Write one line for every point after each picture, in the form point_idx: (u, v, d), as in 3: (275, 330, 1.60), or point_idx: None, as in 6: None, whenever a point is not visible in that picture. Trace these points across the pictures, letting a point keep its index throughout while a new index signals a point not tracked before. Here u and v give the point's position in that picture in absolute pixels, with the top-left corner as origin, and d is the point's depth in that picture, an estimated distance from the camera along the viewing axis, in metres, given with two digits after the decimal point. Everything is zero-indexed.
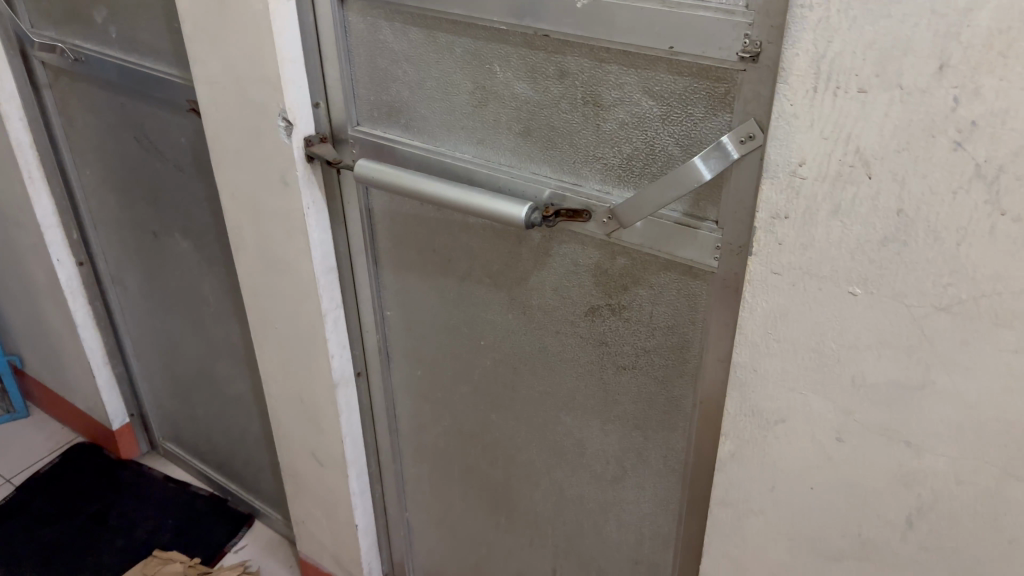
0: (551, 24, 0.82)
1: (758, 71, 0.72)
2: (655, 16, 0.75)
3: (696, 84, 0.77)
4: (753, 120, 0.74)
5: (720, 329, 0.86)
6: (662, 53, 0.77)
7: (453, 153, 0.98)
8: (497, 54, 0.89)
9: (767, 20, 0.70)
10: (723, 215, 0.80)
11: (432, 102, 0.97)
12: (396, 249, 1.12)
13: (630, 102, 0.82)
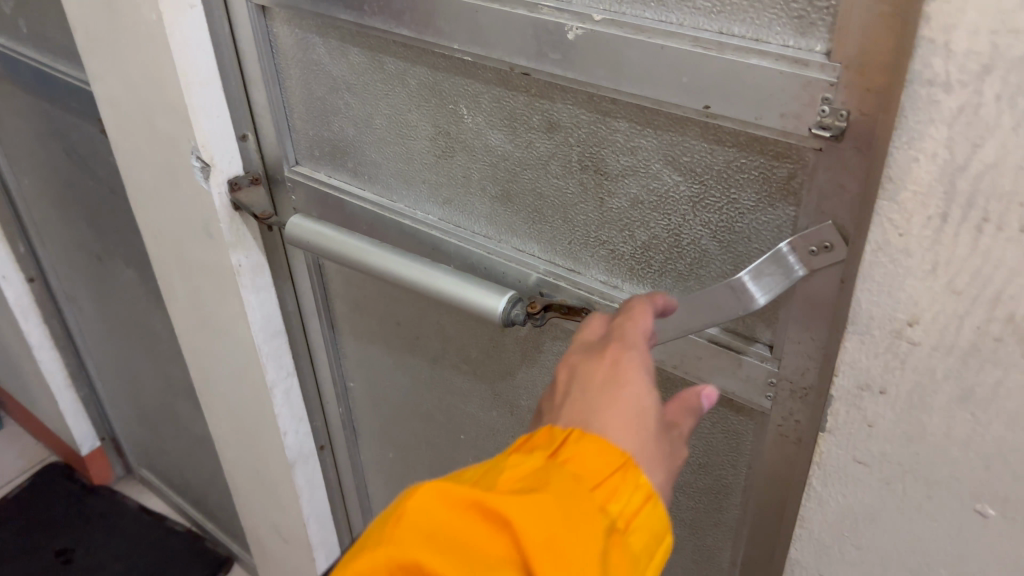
0: (534, 61, 0.56)
1: (842, 153, 0.47)
2: (685, 61, 0.49)
3: (744, 160, 0.52)
4: (834, 223, 0.49)
5: (766, 483, 0.61)
6: (693, 113, 0.51)
7: (414, 211, 0.74)
8: (463, 92, 0.63)
9: (862, 81, 0.44)
10: (781, 343, 0.55)
11: (384, 146, 0.72)
12: (357, 314, 0.89)
13: (647, 174, 0.57)
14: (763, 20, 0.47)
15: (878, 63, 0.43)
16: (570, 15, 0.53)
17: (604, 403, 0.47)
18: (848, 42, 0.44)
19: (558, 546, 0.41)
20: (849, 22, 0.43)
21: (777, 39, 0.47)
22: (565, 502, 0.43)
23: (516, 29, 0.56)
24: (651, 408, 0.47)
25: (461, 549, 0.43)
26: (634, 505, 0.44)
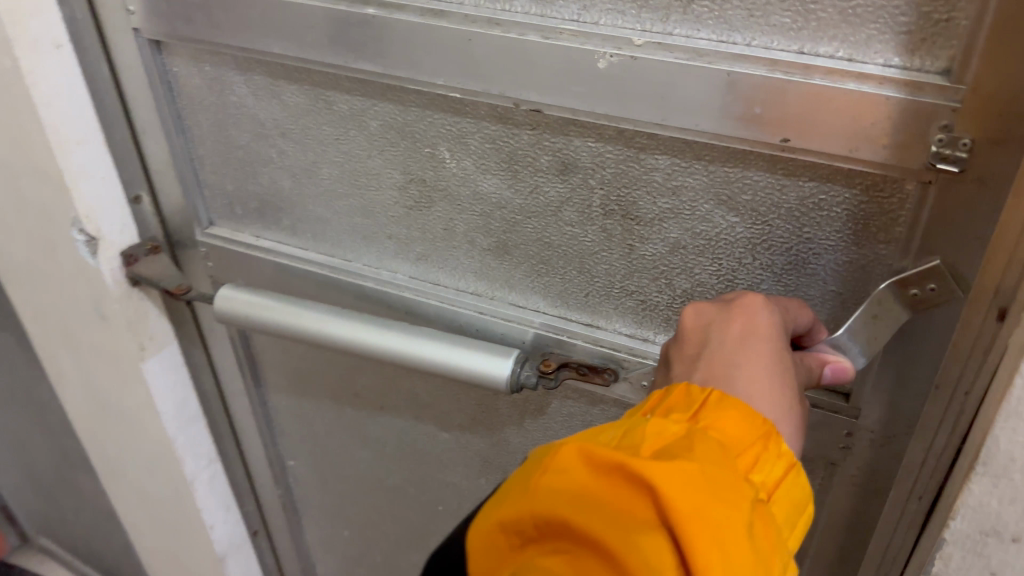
0: (547, 95, 0.46)
1: (960, 187, 0.40)
2: (756, 91, 0.41)
3: (824, 196, 0.44)
4: (940, 261, 0.42)
5: (843, 532, 0.56)
6: (764, 148, 0.43)
7: (377, 270, 0.63)
8: (446, 133, 0.53)
9: (993, 106, 0.37)
10: (863, 392, 0.49)
11: (336, 198, 0.60)
12: (299, 386, 0.76)
13: (692, 217, 0.48)
14: (858, 36, 0.39)
15: (1016, 86, 0.36)
16: (599, 40, 0.44)
17: (744, 360, 0.43)
18: (976, 61, 0.36)
19: (713, 513, 0.35)
20: (978, 39, 0.36)
21: (876, 58, 0.39)
22: (720, 466, 0.37)
23: (524, 60, 0.46)
24: (786, 364, 0.43)
25: (608, 513, 0.36)
26: (778, 473, 0.39)
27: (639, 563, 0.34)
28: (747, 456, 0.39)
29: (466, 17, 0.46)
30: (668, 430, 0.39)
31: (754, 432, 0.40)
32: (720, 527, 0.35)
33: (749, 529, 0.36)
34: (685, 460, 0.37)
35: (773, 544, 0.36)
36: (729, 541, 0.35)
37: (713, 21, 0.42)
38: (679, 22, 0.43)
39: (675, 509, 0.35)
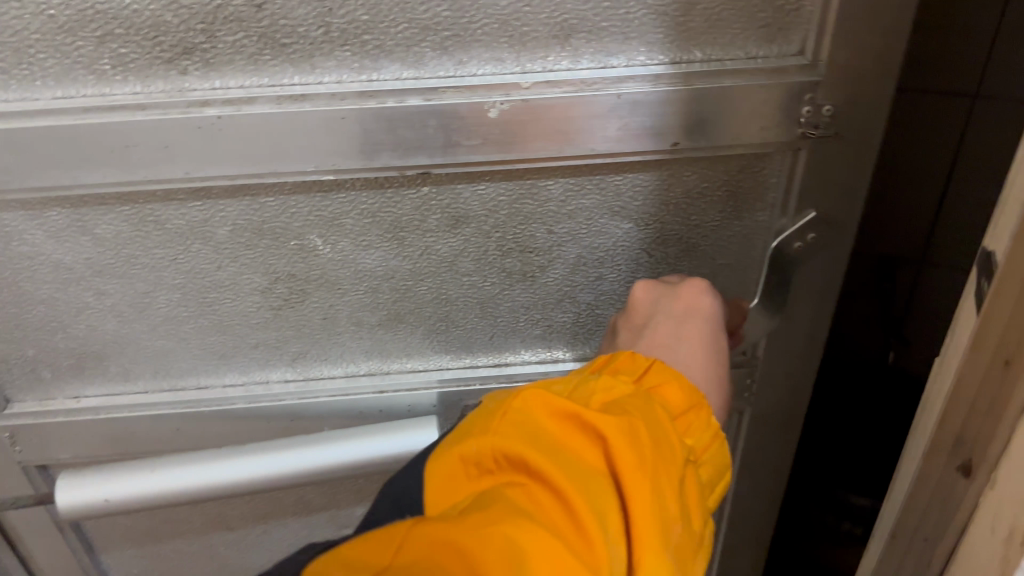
0: (441, 154, 0.45)
1: (825, 146, 0.47)
2: (649, 105, 0.44)
3: (705, 185, 0.50)
4: (813, 213, 0.50)
5: (752, 449, 0.64)
6: (654, 156, 0.47)
7: (250, 381, 0.57)
8: (319, 218, 0.49)
9: (846, 77, 0.44)
10: (759, 347, 0.57)
11: (182, 322, 0.53)
12: (155, 547, 0.66)
13: (589, 234, 0.51)
14: (721, 39, 0.44)
15: (860, 56, 0.43)
16: (487, 90, 0.44)
17: (683, 336, 0.46)
18: (831, 41, 0.43)
19: (656, 467, 0.34)
20: (829, 23, 0.42)
21: (739, 52, 0.44)
22: (663, 428, 0.36)
23: (409, 125, 0.44)
24: (721, 336, 0.47)
25: (561, 452, 0.35)
26: (705, 443, 0.40)
27: (589, 498, 0.32)
28: (678, 419, 0.40)
29: (334, 93, 0.43)
30: (616, 389, 0.39)
31: (684, 401, 0.41)
32: (660, 481, 0.34)
33: (683, 493, 0.35)
34: (635, 411, 0.36)
35: (701, 510, 0.36)
36: (668, 498, 0.34)
37: (590, 49, 0.44)
38: (558, 58, 0.44)
39: (624, 455, 0.34)
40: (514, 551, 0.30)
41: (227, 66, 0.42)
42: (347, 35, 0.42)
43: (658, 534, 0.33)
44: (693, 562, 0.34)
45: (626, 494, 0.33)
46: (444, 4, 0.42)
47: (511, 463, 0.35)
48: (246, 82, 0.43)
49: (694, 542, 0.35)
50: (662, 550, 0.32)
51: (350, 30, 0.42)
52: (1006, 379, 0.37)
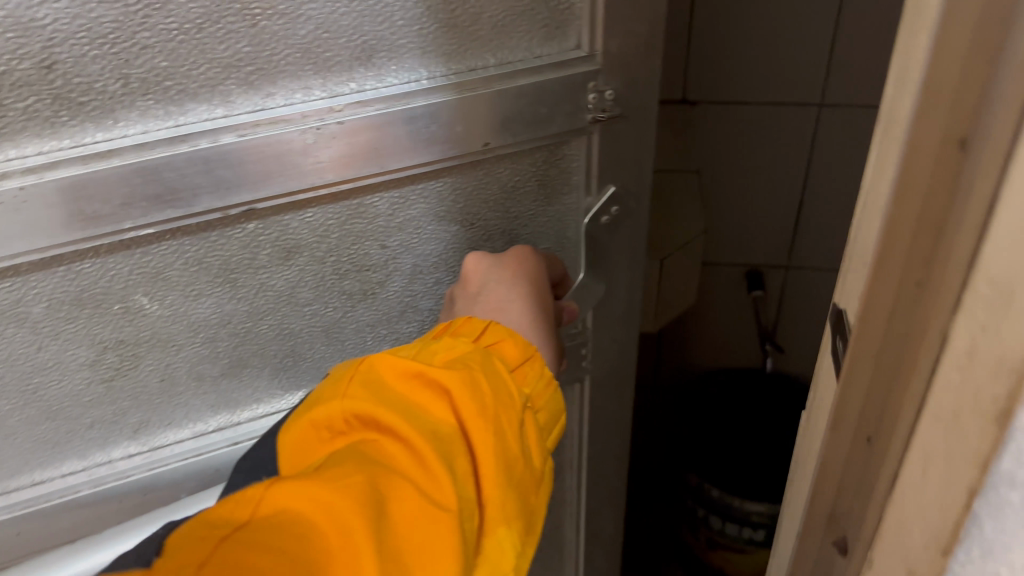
0: (263, 185, 0.45)
1: (613, 128, 0.53)
2: (455, 108, 0.48)
3: (518, 177, 0.54)
4: (613, 186, 0.56)
5: (599, 416, 0.70)
6: (471, 157, 0.51)
7: (90, 466, 0.54)
8: (143, 275, 0.47)
9: (619, 63, 0.51)
10: (589, 323, 0.62)
11: (5, 417, 0.49)
12: None
13: (420, 242, 0.54)
14: (507, 42, 0.49)
15: (626, 44, 0.50)
16: (299, 117, 0.45)
17: (514, 297, 0.52)
18: (601, 33, 0.49)
19: (496, 414, 0.44)
20: (597, 18, 0.49)
21: (520, 52, 0.49)
22: (500, 378, 0.46)
23: (226, 164, 0.43)
24: (543, 292, 0.54)
25: (414, 408, 0.43)
26: (542, 392, 0.49)
27: (428, 438, 0.41)
28: (520, 371, 0.49)
29: (142, 143, 0.42)
30: (458, 347, 0.47)
31: (519, 353, 0.49)
32: (498, 424, 0.44)
33: (520, 432, 0.46)
34: (469, 366, 0.46)
35: (537, 444, 0.47)
36: (500, 433, 0.44)
37: (394, 64, 0.47)
38: (363, 77, 0.46)
39: (467, 405, 0.44)
40: (379, 476, 0.39)
41: (20, 134, 0.40)
42: (148, 85, 0.41)
43: (499, 465, 0.43)
44: (531, 486, 0.46)
45: (472, 440, 0.43)
46: (244, 40, 0.42)
47: (364, 422, 0.43)
48: (44, 146, 0.41)
49: (532, 471, 0.46)
50: (501, 478, 0.43)
51: (150, 79, 0.41)
52: (874, 466, 0.36)
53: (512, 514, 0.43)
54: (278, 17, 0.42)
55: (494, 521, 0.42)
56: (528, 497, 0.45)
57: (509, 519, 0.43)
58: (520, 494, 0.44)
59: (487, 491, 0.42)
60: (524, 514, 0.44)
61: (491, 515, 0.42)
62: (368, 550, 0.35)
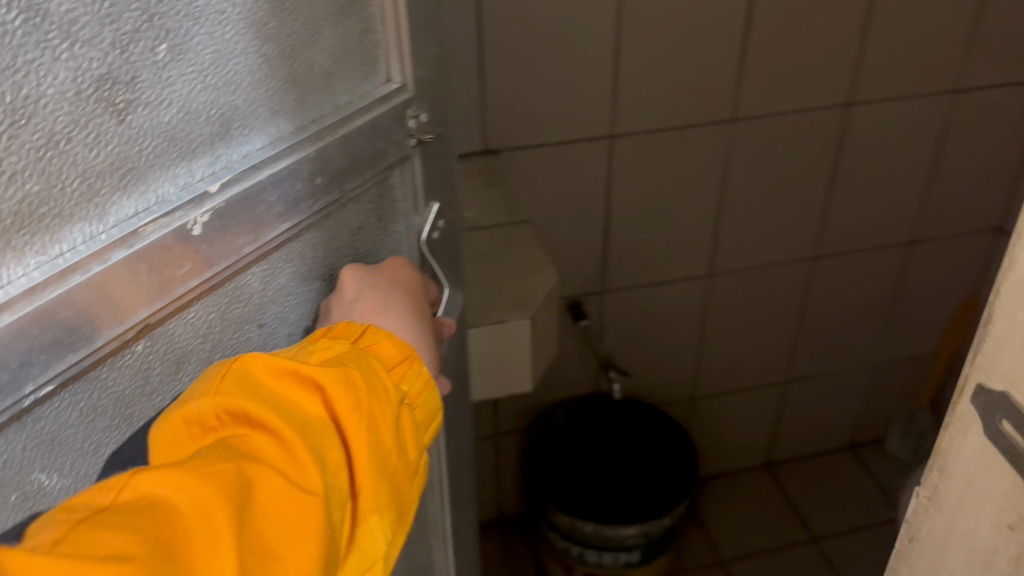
0: (160, 298, 0.36)
1: (429, 150, 0.53)
2: (313, 161, 0.42)
3: (357, 214, 0.50)
4: (436, 203, 0.55)
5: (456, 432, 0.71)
6: (325, 208, 0.45)
7: None
8: (37, 448, 0.34)
9: (427, 89, 0.50)
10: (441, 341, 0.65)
11: None
12: None
13: (292, 305, 0.48)
14: (337, 86, 0.45)
15: (427, 67, 0.50)
16: (180, 202, 0.36)
17: (390, 301, 0.50)
18: (408, 60, 0.48)
19: (372, 413, 0.38)
20: (402, 42, 0.47)
21: (348, 95, 0.46)
22: (376, 373, 0.40)
23: (123, 284, 0.34)
24: (419, 300, 0.52)
25: (289, 408, 0.37)
26: (418, 389, 0.45)
27: (306, 445, 0.36)
28: (395, 371, 0.44)
29: (33, 284, 0.30)
30: (332, 347, 0.40)
31: (396, 353, 0.44)
32: (374, 422, 0.38)
33: (397, 428, 0.40)
34: (351, 364, 0.39)
35: (413, 439, 0.41)
36: (382, 435, 0.39)
37: (252, 132, 0.40)
38: (230, 141, 0.39)
39: (342, 405, 0.37)
40: (246, 470, 0.34)
41: None
42: (22, 217, 0.31)
43: (373, 460, 0.38)
44: (404, 478, 0.40)
45: (347, 438, 0.38)
46: (114, 139, 0.34)
47: (238, 418, 0.36)
48: None
49: (407, 464, 0.41)
50: (376, 474, 0.38)
51: (24, 208, 0.31)
52: None
53: (384, 500, 0.39)
54: (141, 108, 0.35)
55: (366, 510, 0.38)
56: (402, 486, 0.40)
57: (379, 504, 0.38)
58: (393, 484, 0.39)
59: (360, 482, 0.38)
60: (397, 499, 0.40)
61: (363, 504, 0.38)
62: (227, 543, 0.31)
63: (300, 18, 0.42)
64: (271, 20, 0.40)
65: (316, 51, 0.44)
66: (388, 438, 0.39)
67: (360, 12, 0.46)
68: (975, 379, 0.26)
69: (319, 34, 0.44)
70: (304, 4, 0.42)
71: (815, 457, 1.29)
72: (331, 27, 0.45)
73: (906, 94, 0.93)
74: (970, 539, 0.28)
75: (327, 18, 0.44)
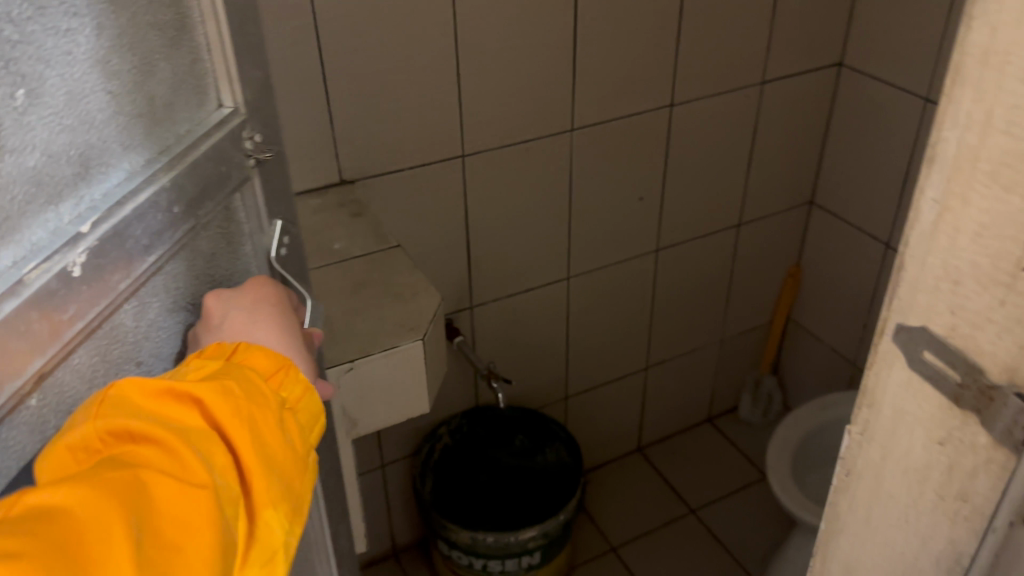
0: (52, 346, 0.31)
1: (269, 166, 0.45)
2: (170, 191, 0.36)
3: (212, 244, 0.43)
4: (281, 220, 0.48)
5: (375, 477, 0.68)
6: (181, 238, 0.38)
7: None
8: None
9: (259, 103, 0.43)
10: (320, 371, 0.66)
11: None
12: None
13: (168, 345, 0.42)
14: (178, 114, 0.39)
15: (263, 88, 0.43)
16: (58, 242, 0.31)
17: (258, 315, 0.44)
18: (241, 83, 0.42)
19: (253, 415, 0.38)
20: (230, 64, 0.41)
21: (187, 124, 0.39)
22: (254, 380, 0.39)
23: (20, 336, 0.29)
24: (287, 309, 0.46)
25: (168, 421, 0.35)
26: (299, 393, 0.43)
27: (194, 454, 0.35)
28: (270, 380, 0.42)
29: None
30: (206, 362, 0.39)
31: (270, 362, 0.42)
32: (256, 424, 0.38)
33: (284, 430, 0.39)
34: (226, 375, 0.38)
35: (301, 441, 0.41)
36: (268, 439, 0.38)
37: (111, 168, 0.35)
38: (100, 169, 0.34)
39: (221, 411, 0.37)
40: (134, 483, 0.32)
41: None
42: None
43: (260, 459, 0.37)
44: (296, 473, 0.40)
45: (232, 442, 0.37)
46: None
47: (120, 438, 0.34)
48: None
49: (297, 460, 0.40)
50: (264, 471, 0.38)
51: None
52: None
53: (277, 495, 0.38)
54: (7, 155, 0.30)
55: (260, 504, 0.37)
56: (294, 481, 0.40)
57: (272, 498, 0.38)
58: (285, 480, 0.39)
59: (253, 481, 0.37)
60: (290, 493, 0.39)
61: (256, 499, 0.37)
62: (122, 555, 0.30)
63: (132, 49, 0.36)
64: (114, 56, 0.35)
65: (156, 83, 0.37)
66: (274, 441, 0.39)
67: (188, 40, 0.39)
68: (894, 320, 0.30)
69: (155, 68, 0.37)
70: (135, 32, 0.36)
71: (681, 434, 1.42)
72: (168, 58, 0.38)
73: (720, 90, 1.05)
74: (905, 461, 0.31)
75: (162, 49, 0.38)
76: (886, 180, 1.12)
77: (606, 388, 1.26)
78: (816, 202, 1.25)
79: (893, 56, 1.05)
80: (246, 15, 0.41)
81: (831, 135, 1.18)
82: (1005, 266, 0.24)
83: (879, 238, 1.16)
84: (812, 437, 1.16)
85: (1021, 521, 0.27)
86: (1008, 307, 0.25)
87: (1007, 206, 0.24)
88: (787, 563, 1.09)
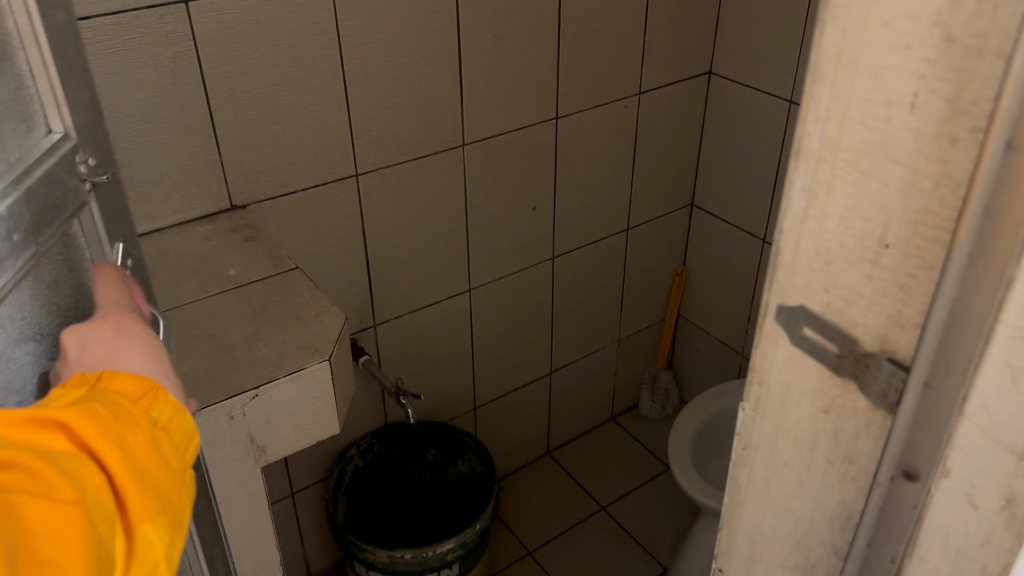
0: None
1: (104, 188, 0.44)
2: (10, 219, 0.35)
3: (56, 273, 0.42)
4: (119, 241, 0.47)
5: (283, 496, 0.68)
6: (23, 266, 0.37)
7: None
8: None
9: (89, 126, 0.42)
10: (222, 399, 0.65)
11: None
12: None
13: (22, 381, 0.40)
14: (9, 142, 0.36)
15: (91, 110, 0.42)
16: None
17: (121, 345, 0.42)
18: (70, 107, 0.40)
19: (122, 434, 0.37)
20: (57, 89, 0.39)
21: (18, 151, 0.37)
22: (118, 402, 0.38)
23: None
24: (153, 336, 0.44)
25: (36, 448, 0.34)
26: (170, 414, 0.42)
27: (66, 477, 0.33)
28: (140, 403, 0.40)
29: None
30: (65, 392, 0.38)
31: (137, 384, 0.41)
32: (126, 442, 0.37)
33: (156, 448, 0.39)
34: (90, 401, 0.37)
35: (174, 459, 0.40)
36: (140, 457, 0.37)
37: None
38: None
39: (88, 432, 0.36)
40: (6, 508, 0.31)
41: None
42: None
43: (134, 475, 0.37)
44: (174, 488, 0.39)
45: (104, 463, 0.36)
46: None
47: None
48: None
49: (173, 475, 0.39)
50: (141, 486, 0.37)
51: None
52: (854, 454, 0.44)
53: (155, 510, 0.37)
54: None
55: (139, 520, 0.36)
56: (173, 497, 0.39)
57: (152, 513, 0.37)
58: (163, 495, 0.38)
59: (129, 499, 0.36)
60: (170, 507, 0.38)
61: (134, 515, 0.36)
62: None
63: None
64: None
65: None
66: (147, 460, 0.38)
67: (10, 67, 0.37)
68: (775, 302, 0.32)
69: None
70: None
71: (587, 436, 1.45)
72: None
73: (602, 100, 1.09)
74: (795, 431, 0.34)
75: None
76: (758, 179, 1.19)
77: (511, 396, 1.27)
78: (696, 203, 1.31)
79: (758, 63, 1.12)
80: (67, 38, 0.39)
81: (706, 139, 1.25)
82: (870, 243, 0.27)
83: (756, 234, 1.23)
84: (710, 425, 1.22)
85: (903, 475, 0.28)
86: (876, 281, 0.28)
87: (867, 189, 0.27)
88: (695, 549, 1.14)
